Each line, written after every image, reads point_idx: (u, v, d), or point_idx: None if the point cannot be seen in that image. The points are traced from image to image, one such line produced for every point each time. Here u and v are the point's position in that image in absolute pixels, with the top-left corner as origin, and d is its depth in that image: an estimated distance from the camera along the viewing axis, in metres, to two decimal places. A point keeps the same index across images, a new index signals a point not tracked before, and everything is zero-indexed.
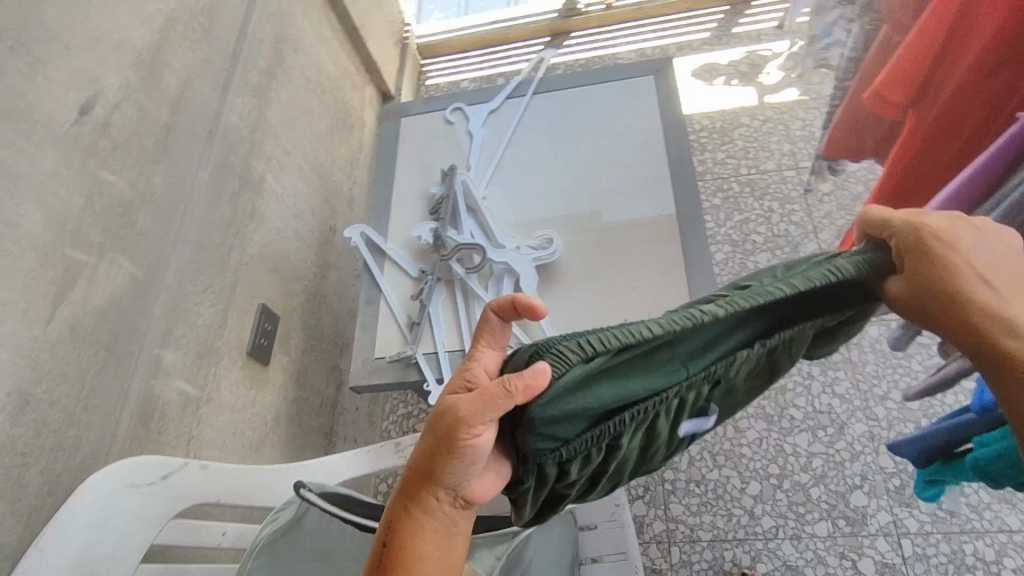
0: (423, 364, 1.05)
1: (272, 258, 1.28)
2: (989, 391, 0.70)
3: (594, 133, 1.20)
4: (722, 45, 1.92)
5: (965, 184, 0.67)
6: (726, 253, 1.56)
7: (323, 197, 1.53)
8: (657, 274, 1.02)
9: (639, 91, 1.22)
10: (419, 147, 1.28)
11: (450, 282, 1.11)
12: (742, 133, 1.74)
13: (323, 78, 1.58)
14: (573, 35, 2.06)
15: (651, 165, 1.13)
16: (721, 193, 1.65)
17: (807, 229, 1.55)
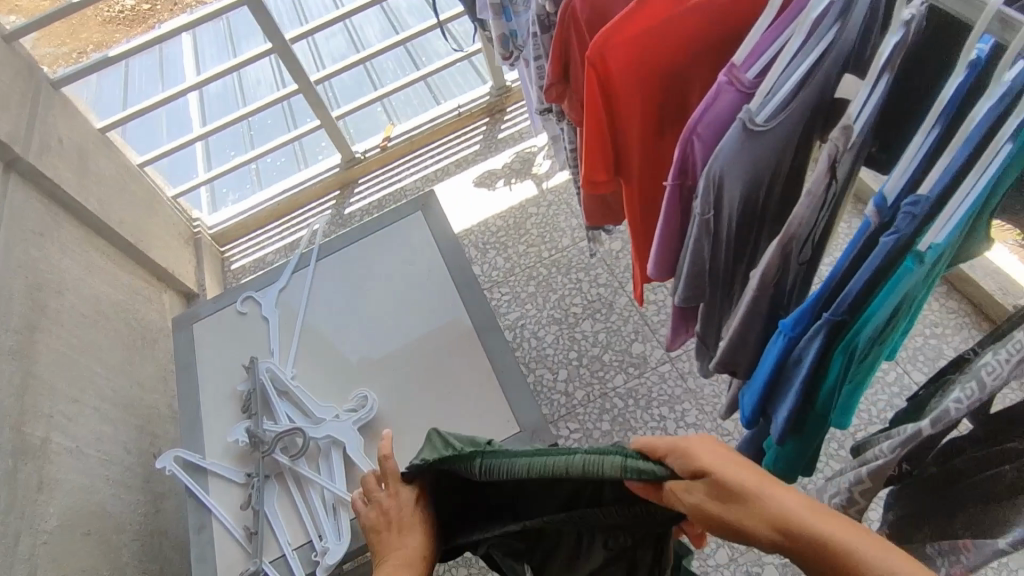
0: (274, 575, 0.97)
1: (83, 520, 1.15)
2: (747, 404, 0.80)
3: (384, 280, 1.25)
4: (493, 151, 2.13)
5: (666, 221, 0.84)
6: (555, 332, 1.65)
7: (136, 425, 1.41)
8: (475, 393, 1.06)
9: (412, 228, 1.30)
10: (217, 347, 1.25)
11: (280, 474, 1.05)
12: (533, 220, 1.90)
13: (104, 306, 1.51)
14: (360, 182, 2.18)
15: (441, 293, 1.20)
16: (533, 280, 1.76)
17: (614, 286, 1.70)
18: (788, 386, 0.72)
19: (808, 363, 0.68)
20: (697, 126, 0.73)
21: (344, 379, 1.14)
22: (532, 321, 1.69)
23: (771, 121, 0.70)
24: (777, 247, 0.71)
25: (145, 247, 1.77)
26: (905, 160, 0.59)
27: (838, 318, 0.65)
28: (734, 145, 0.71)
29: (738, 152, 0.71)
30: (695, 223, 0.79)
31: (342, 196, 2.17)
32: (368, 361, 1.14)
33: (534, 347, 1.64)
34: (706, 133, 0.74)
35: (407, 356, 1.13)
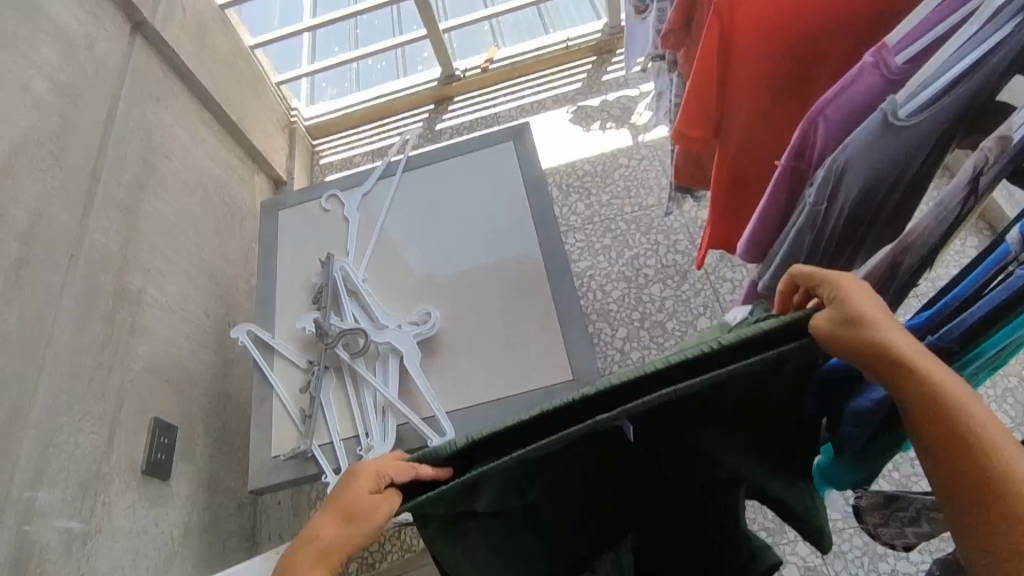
0: (319, 457, 1.03)
1: (165, 369, 1.27)
2: None
3: (464, 204, 1.26)
4: (594, 93, 2.05)
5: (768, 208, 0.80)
6: (622, 290, 1.63)
7: (217, 294, 1.52)
8: (534, 333, 1.07)
9: (500, 158, 1.30)
10: (299, 238, 1.31)
11: (338, 369, 1.11)
12: (622, 173, 1.84)
13: (202, 178, 1.60)
14: (455, 100, 2.15)
15: (518, 226, 1.20)
16: (611, 233, 1.73)
17: (691, 255, 1.65)
18: None
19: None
20: (825, 107, 0.68)
21: (411, 292, 1.17)
22: (601, 273, 1.67)
23: (913, 117, 0.63)
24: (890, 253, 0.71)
25: (246, 129, 1.84)
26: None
27: (946, 345, 0.59)
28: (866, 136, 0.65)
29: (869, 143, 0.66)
30: (802, 215, 0.75)
31: (435, 112, 2.15)
32: (436, 279, 1.18)
33: (597, 299, 1.63)
34: (834, 118, 0.68)
35: (475, 282, 1.15)
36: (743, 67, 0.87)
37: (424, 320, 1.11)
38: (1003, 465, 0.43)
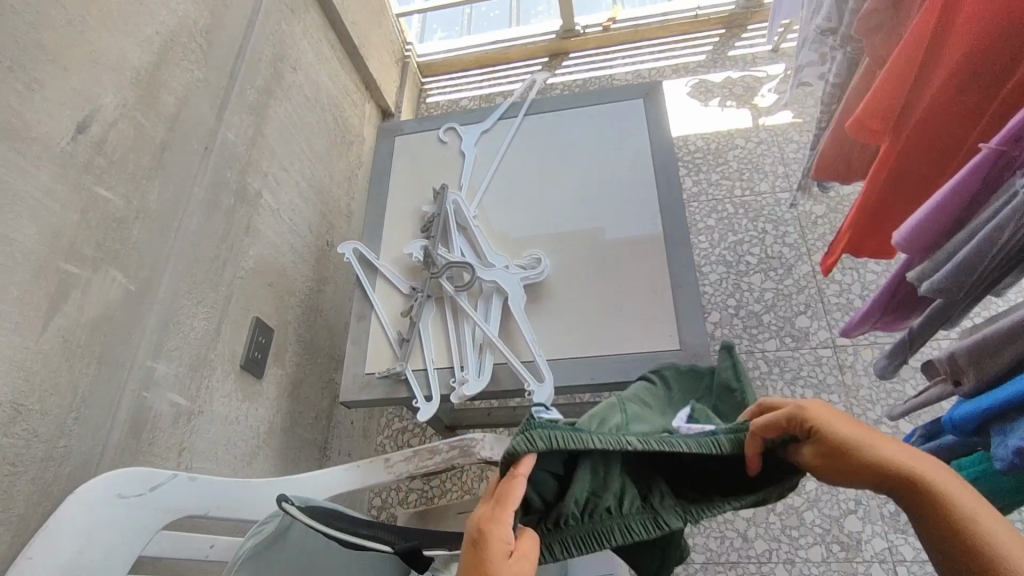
0: (411, 381, 1.04)
1: (270, 273, 1.31)
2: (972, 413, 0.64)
3: (585, 156, 1.22)
4: (718, 66, 1.94)
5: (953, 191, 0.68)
6: (720, 274, 1.56)
7: (321, 212, 1.55)
8: (641, 296, 1.04)
9: (626, 115, 1.25)
10: (412, 166, 1.30)
11: (440, 299, 1.11)
12: (736, 154, 1.75)
13: (321, 96, 1.62)
14: (571, 56, 2.09)
15: (637, 188, 1.16)
16: (716, 214, 1.66)
17: (800, 250, 1.55)
18: None
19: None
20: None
21: (520, 236, 1.16)
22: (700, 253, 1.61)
23: None
24: None
25: (364, 55, 1.85)
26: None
27: None
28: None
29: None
30: (1008, 200, 0.61)
31: (548, 65, 2.09)
32: (546, 227, 1.16)
33: None
34: None
35: (585, 237, 1.13)
36: (959, 31, 0.68)
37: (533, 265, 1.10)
38: (995, 549, 0.42)
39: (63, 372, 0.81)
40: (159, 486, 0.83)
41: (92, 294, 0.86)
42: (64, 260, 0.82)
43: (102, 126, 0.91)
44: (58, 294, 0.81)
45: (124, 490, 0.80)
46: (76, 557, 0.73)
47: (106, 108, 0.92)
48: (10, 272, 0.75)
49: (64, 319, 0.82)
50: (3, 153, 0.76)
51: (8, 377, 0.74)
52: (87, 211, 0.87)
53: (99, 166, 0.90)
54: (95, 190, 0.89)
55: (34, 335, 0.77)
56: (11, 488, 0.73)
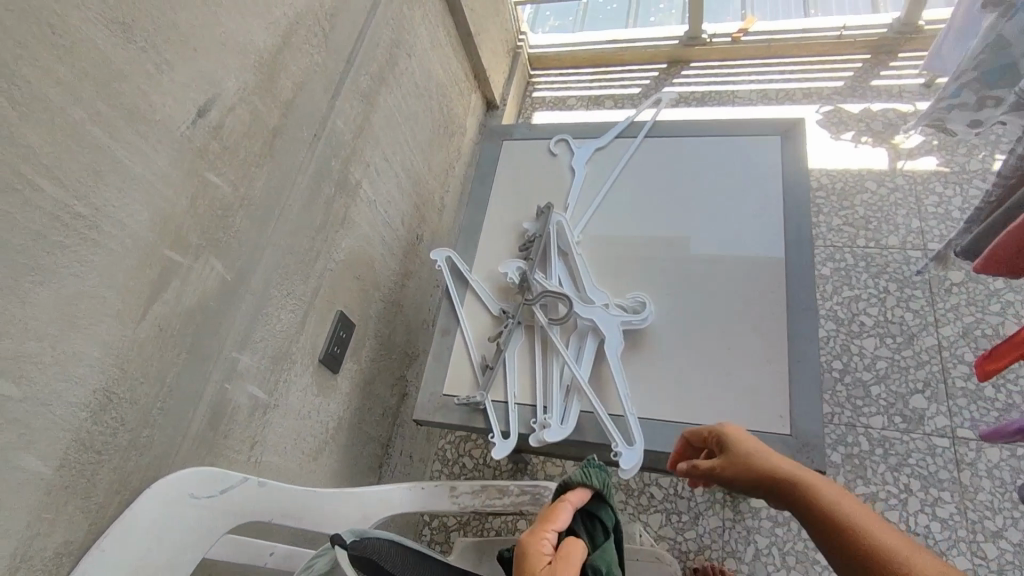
0: (490, 413, 0.99)
1: (358, 265, 1.28)
2: None
3: (706, 192, 1.12)
4: (857, 96, 1.74)
5: None
6: (828, 332, 1.41)
7: (415, 205, 1.52)
8: (753, 364, 0.94)
9: (758, 153, 1.13)
10: (517, 175, 1.23)
11: (530, 327, 1.05)
12: (865, 199, 1.56)
13: (429, 84, 1.57)
14: (692, 65, 1.95)
15: (762, 238, 1.04)
16: (832, 263, 1.49)
17: (926, 319, 1.38)
18: None
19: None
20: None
21: (624, 272, 1.07)
22: None
23: None
24: None
25: (478, 43, 1.78)
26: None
27: None
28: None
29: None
30: None
31: (665, 73, 1.96)
32: (655, 267, 1.06)
33: None
34: None
35: (697, 284, 1.03)
36: None
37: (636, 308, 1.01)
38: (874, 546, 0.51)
39: (154, 361, 0.80)
40: (230, 488, 0.82)
41: (190, 282, 0.85)
42: (169, 247, 0.81)
43: (221, 111, 0.89)
44: (159, 282, 0.80)
45: (197, 489, 0.79)
46: (146, 555, 0.73)
47: (227, 92, 0.90)
48: (118, 257, 0.74)
49: (162, 307, 0.81)
50: (127, 135, 0.74)
51: (104, 364, 0.73)
52: (197, 197, 0.85)
53: (213, 152, 0.88)
54: (207, 176, 0.87)
55: (132, 323, 0.77)
56: (95, 475, 0.73)
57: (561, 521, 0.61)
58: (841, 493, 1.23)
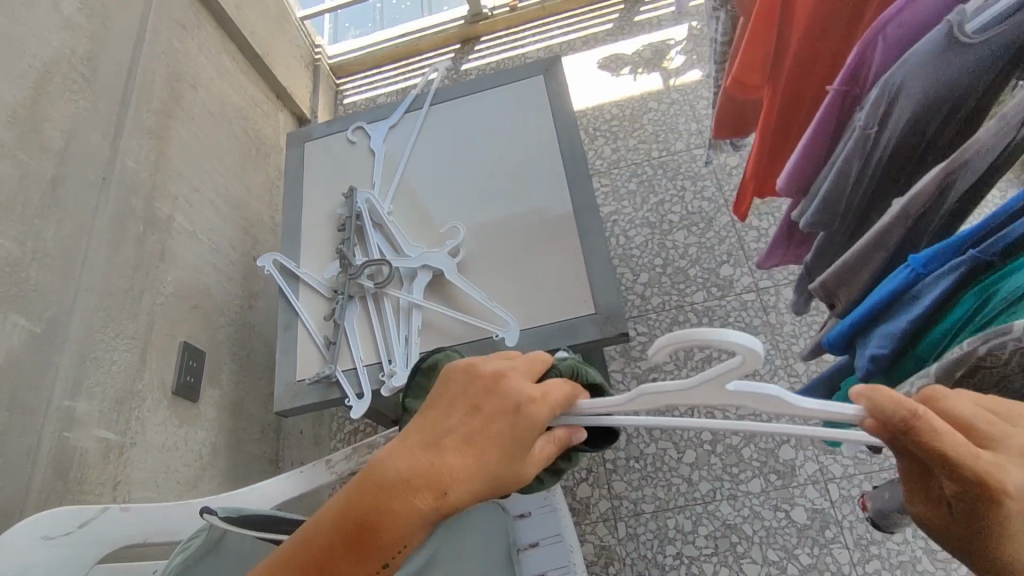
0: (342, 381, 1.06)
1: (192, 295, 1.29)
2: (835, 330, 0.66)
3: (493, 133, 1.24)
4: (624, 34, 1.97)
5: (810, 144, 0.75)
6: (645, 236, 1.60)
7: (242, 228, 1.53)
8: (556, 249, 1.08)
9: (529, 91, 1.27)
10: (325, 170, 1.31)
11: (363, 298, 1.13)
12: (651, 117, 1.79)
13: (228, 111, 1.59)
14: (483, 39, 2.09)
15: (546, 160, 1.18)
16: (636, 178, 1.69)
17: (719, 203, 1.61)
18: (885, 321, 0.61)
19: (918, 307, 0.56)
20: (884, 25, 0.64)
21: (436, 221, 1.18)
22: (623, 218, 1.64)
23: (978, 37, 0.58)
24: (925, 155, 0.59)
25: (270, 62, 1.80)
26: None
27: (984, 259, 0.52)
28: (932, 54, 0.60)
29: (929, 63, 0.61)
30: (850, 139, 0.68)
31: (460, 52, 2.10)
32: (465, 207, 1.17)
33: (619, 244, 1.61)
34: (893, 35, 0.64)
35: (499, 211, 1.15)
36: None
37: (742, 358, 0.47)
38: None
39: None
40: (89, 521, 0.83)
41: None
42: None
43: None
44: None
45: (51, 530, 0.80)
46: None
47: None
48: None
49: None
50: None
51: None
52: None
53: None
54: None
55: None
56: None
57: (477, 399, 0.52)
58: (682, 362, 1.42)
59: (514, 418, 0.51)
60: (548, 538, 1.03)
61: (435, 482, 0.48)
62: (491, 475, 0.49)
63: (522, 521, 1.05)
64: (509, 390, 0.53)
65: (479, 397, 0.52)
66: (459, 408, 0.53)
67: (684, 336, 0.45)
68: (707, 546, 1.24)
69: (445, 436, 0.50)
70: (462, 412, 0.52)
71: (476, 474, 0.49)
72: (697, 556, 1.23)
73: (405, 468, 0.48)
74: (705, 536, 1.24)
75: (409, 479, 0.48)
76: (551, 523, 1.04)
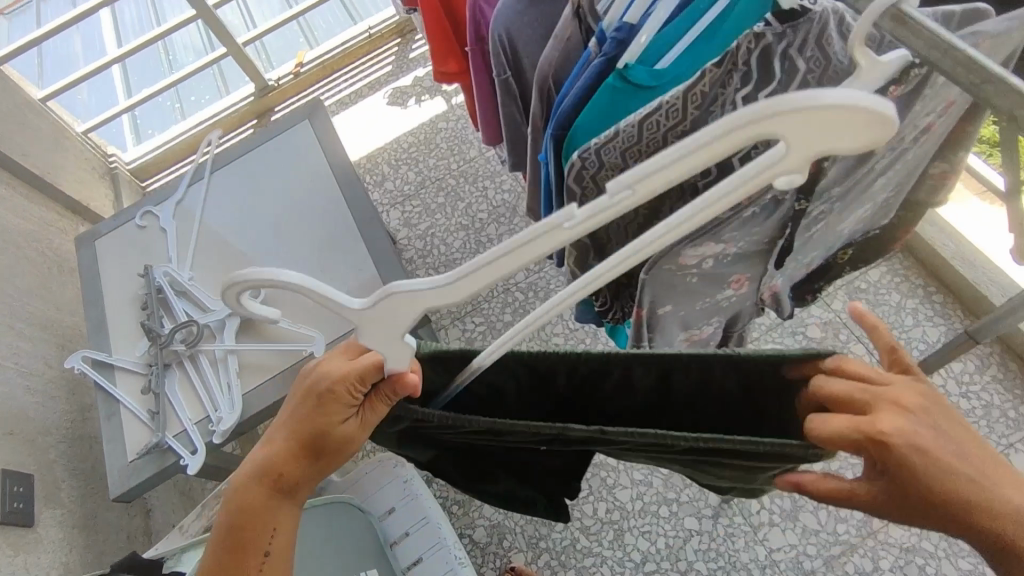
0: (174, 444, 1.06)
1: (4, 422, 1.22)
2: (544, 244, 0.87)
3: (273, 184, 1.31)
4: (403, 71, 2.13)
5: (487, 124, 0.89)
6: (462, 238, 1.73)
7: (54, 345, 1.47)
8: (353, 271, 1.19)
9: (297, 137, 1.36)
10: (118, 258, 1.30)
11: (179, 363, 1.14)
12: (444, 136, 1.93)
13: (10, 234, 1.52)
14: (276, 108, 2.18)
15: (326, 195, 1.28)
16: (443, 190, 1.82)
17: (518, 192, 1.78)
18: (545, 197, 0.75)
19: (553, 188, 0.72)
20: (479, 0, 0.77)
21: (233, 278, 1.22)
22: (441, 229, 1.76)
23: None
24: (534, 93, 0.68)
25: (54, 180, 1.75)
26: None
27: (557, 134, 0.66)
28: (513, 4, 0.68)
29: (524, 12, 0.69)
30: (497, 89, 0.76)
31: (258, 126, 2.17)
32: (258, 259, 1.23)
33: (442, 252, 1.72)
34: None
35: (292, 253, 1.23)
36: None
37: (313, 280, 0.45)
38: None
39: None
40: None
41: None
42: None
43: None
44: None
45: None
46: None
47: None
48: None
49: None
50: None
51: None
52: None
53: None
54: None
55: None
56: None
57: (306, 430, 0.58)
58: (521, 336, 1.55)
59: (325, 400, 0.58)
60: (416, 524, 1.07)
61: (283, 455, 0.60)
62: (323, 445, 0.59)
63: (388, 517, 1.08)
64: (320, 376, 0.58)
65: (303, 427, 0.58)
66: (295, 436, 0.59)
67: (261, 280, 0.46)
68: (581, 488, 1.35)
69: (277, 470, 0.59)
70: (290, 443, 0.59)
71: (309, 446, 0.59)
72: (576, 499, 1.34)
73: (263, 449, 0.60)
74: None
75: (265, 458, 0.60)
76: (415, 509, 1.09)
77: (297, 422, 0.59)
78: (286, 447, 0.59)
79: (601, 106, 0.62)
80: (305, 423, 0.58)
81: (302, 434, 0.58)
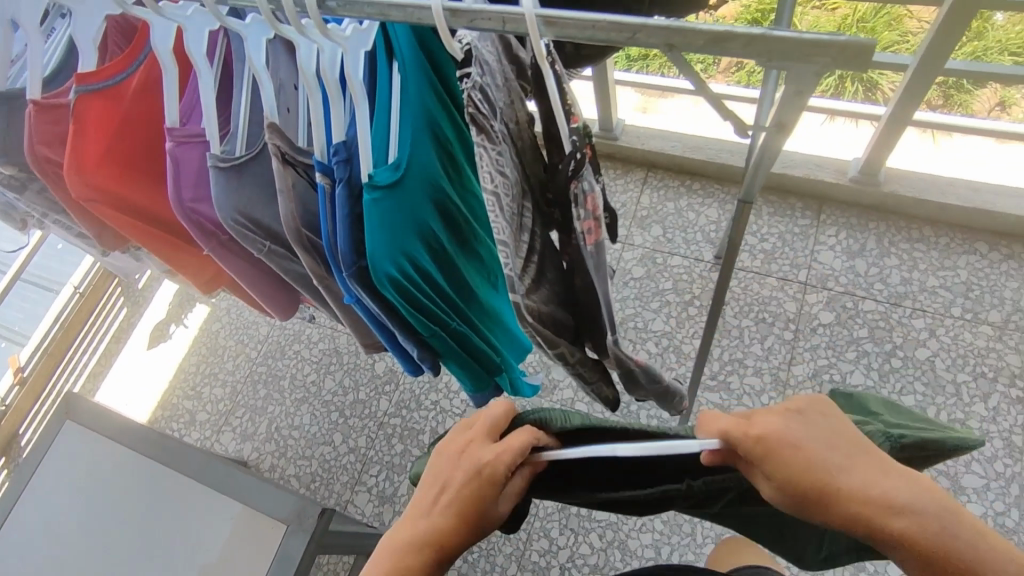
0: None
1: None
2: (405, 367, 0.76)
3: (75, 511, 1.05)
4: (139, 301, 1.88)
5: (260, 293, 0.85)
6: (309, 411, 1.59)
7: None
8: (229, 530, 1.01)
9: (69, 443, 1.10)
10: None
11: None
12: (225, 332, 1.74)
13: None
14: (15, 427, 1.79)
15: (148, 477, 1.07)
16: (260, 381, 1.65)
17: (330, 332, 1.67)
18: (389, 328, 0.69)
19: (383, 318, 0.66)
20: (185, 199, 0.70)
21: None
22: (283, 417, 1.60)
23: (252, 148, 0.65)
24: (304, 255, 0.63)
25: None
26: (315, 118, 0.57)
27: (356, 272, 0.60)
28: (221, 188, 0.64)
29: (239, 187, 0.65)
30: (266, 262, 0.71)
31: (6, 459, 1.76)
32: None
33: (299, 437, 1.56)
34: (196, 190, 0.71)
35: (147, 562, 1.01)
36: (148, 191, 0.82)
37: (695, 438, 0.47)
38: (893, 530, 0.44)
39: None
40: None
41: None
42: None
43: None
44: None
45: None
46: None
47: None
48: None
49: None
50: None
51: None
52: None
53: None
54: None
55: None
56: None
57: (468, 500, 0.54)
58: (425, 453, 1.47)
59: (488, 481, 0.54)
60: None
61: (437, 541, 0.54)
62: (480, 526, 0.55)
63: None
64: (483, 457, 0.54)
65: (465, 501, 0.54)
66: (455, 507, 0.54)
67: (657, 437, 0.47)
68: (568, 537, 1.32)
69: (431, 547, 0.54)
70: (448, 519, 0.54)
71: (464, 524, 0.54)
72: (570, 549, 1.31)
73: (414, 530, 0.55)
74: (558, 532, 1.32)
75: (422, 538, 0.54)
76: None
77: (455, 493, 0.54)
78: (440, 515, 0.55)
79: (373, 221, 0.57)
80: (466, 494, 0.54)
81: (463, 502, 0.54)
